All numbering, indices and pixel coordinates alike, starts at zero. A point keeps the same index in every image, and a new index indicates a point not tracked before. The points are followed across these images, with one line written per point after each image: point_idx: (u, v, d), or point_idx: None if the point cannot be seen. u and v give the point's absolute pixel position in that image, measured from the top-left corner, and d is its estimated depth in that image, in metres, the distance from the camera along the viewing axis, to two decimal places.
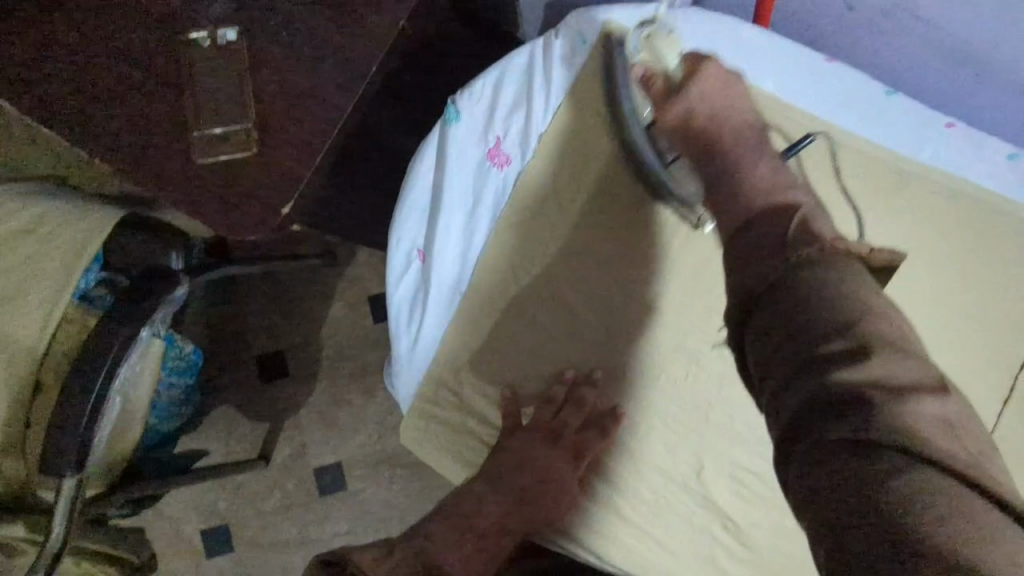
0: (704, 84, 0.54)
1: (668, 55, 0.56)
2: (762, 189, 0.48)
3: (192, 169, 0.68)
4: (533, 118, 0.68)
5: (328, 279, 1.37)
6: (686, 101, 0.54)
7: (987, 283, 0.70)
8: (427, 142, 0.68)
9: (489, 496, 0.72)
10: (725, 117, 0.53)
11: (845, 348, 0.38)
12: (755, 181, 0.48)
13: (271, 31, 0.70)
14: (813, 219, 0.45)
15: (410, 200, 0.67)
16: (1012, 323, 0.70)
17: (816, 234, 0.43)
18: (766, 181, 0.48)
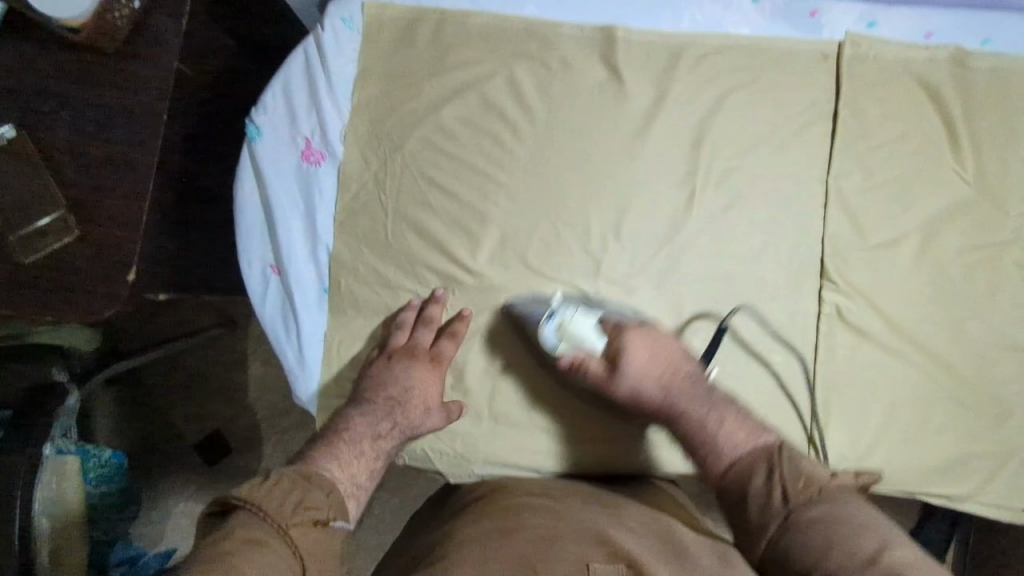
0: (643, 353, 0.66)
1: (591, 336, 0.68)
2: (718, 448, 0.62)
3: (23, 271, 0.69)
4: (332, 109, 0.71)
5: (237, 345, 1.37)
6: (630, 379, 0.66)
7: (785, 112, 0.75)
8: (240, 167, 0.71)
9: (378, 411, 0.67)
10: (685, 400, 0.65)
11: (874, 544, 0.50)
12: (726, 435, 0.62)
13: (50, 117, 0.70)
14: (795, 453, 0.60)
15: (243, 224, 0.70)
16: (821, 139, 0.75)
17: (807, 478, 0.57)
18: (746, 442, 0.62)
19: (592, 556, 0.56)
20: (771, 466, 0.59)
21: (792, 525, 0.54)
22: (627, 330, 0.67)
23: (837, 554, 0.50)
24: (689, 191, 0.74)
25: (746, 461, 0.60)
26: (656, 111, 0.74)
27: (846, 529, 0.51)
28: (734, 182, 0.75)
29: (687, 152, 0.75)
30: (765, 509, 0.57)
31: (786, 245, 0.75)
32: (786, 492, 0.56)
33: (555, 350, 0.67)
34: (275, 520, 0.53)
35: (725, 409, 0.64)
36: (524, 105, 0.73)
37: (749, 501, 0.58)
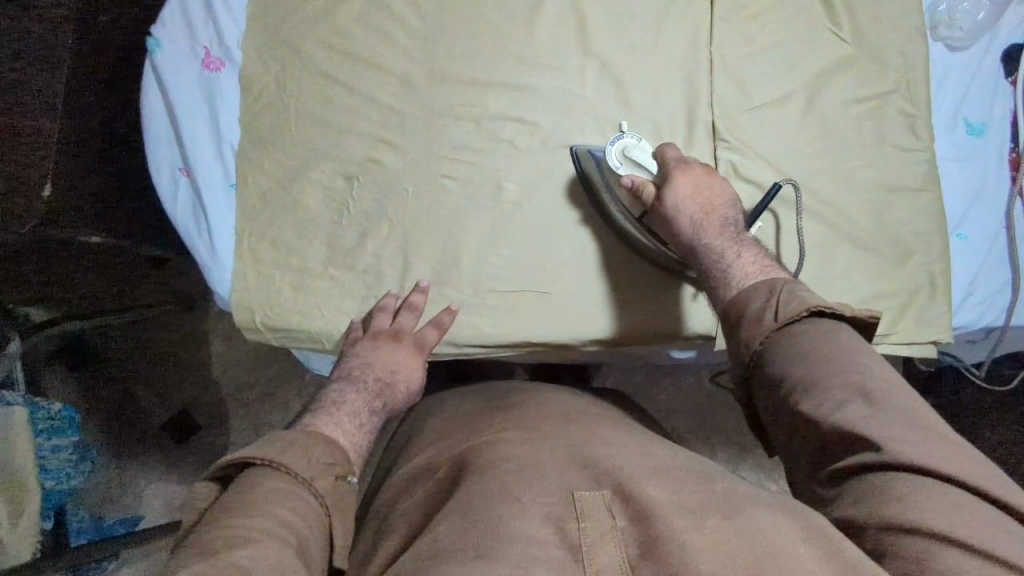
0: (686, 188, 0.71)
1: (650, 166, 0.74)
2: (733, 278, 0.67)
3: None
4: (228, 17, 0.74)
5: (195, 322, 1.39)
6: (673, 207, 0.71)
7: None
8: (145, 80, 0.74)
9: (367, 387, 0.70)
10: (705, 230, 0.70)
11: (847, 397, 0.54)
12: (735, 261, 0.68)
13: None
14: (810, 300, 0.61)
15: (151, 132, 0.74)
16: (700, 14, 0.79)
17: (801, 300, 0.61)
18: (753, 276, 0.67)
19: (577, 485, 0.55)
20: (772, 293, 0.63)
21: (793, 342, 0.59)
22: (682, 164, 0.72)
23: (812, 363, 0.56)
24: (579, 74, 0.78)
25: (750, 288, 0.65)
26: (540, 1, 0.78)
27: (829, 337, 0.58)
28: (620, 59, 0.78)
29: (575, 38, 0.78)
30: (756, 324, 0.62)
31: (676, 115, 0.78)
32: (778, 313, 0.61)
33: (618, 170, 0.74)
34: (301, 475, 0.58)
35: (745, 245, 0.70)
36: (413, 6, 0.77)
37: (745, 319, 0.63)
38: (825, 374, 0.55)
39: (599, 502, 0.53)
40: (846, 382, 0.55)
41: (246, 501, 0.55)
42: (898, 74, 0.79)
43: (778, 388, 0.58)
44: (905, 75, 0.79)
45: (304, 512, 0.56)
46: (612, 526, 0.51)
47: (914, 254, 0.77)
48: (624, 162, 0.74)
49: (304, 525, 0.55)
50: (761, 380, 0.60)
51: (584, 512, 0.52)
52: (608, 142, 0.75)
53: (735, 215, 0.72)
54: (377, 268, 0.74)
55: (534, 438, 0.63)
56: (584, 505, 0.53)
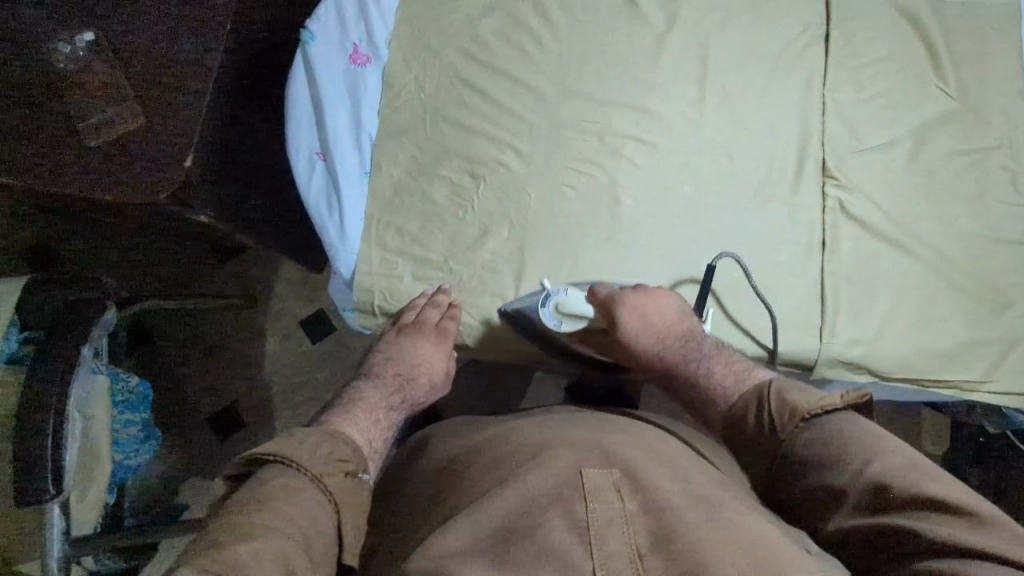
0: (636, 325, 0.72)
1: (584, 307, 0.74)
2: (720, 398, 0.66)
3: (87, 156, 0.75)
4: (379, 18, 0.79)
5: (255, 320, 1.40)
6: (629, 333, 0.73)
7: (783, 34, 0.84)
8: (294, 68, 0.78)
9: (386, 384, 0.73)
10: (668, 348, 0.73)
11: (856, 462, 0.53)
12: (708, 377, 0.69)
13: (129, 23, 0.78)
14: (785, 389, 0.61)
15: (294, 116, 0.77)
16: (817, 58, 0.84)
17: (792, 410, 0.59)
18: (730, 379, 0.67)
19: (583, 466, 0.55)
20: (760, 400, 0.62)
21: (795, 443, 0.57)
22: (615, 301, 0.72)
23: (821, 467, 0.54)
24: (699, 104, 0.82)
25: (739, 403, 0.64)
26: (666, 33, 0.83)
27: (826, 441, 0.55)
28: (738, 93, 0.82)
29: (696, 69, 0.83)
30: (754, 447, 0.61)
31: (788, 149, 0.81)
32: (774, 424, 0.59)
33: (558, 328, 0.73)
34: (307, 468, 0.59)
35: (712, 357, 0.70)
36: (551, 26, 0.82)
37: (743, 429, 0.62)
38: (830, 457, 0.54)
39: (606, 483, 0.53)
40: (868, 483, 0.51)
41: (261, 497, 0.56)
42: (1003, 132, 0.82)
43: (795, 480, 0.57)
44: (1008, 133, 0.83)
45: (317, 510, 0.57)
46: (620, 513, 0.51)
47: (1014, 304, 0.79)
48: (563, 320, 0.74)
49: (314, 521, 0.56)
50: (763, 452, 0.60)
51: (592, 492, 0.52)
52: (540, 300, 0.73)
53: (691, 327, 0.73)
54: (494, 264, 0.76)
55: (546, 428, 0.63)
56: (593, 487, 0.53)
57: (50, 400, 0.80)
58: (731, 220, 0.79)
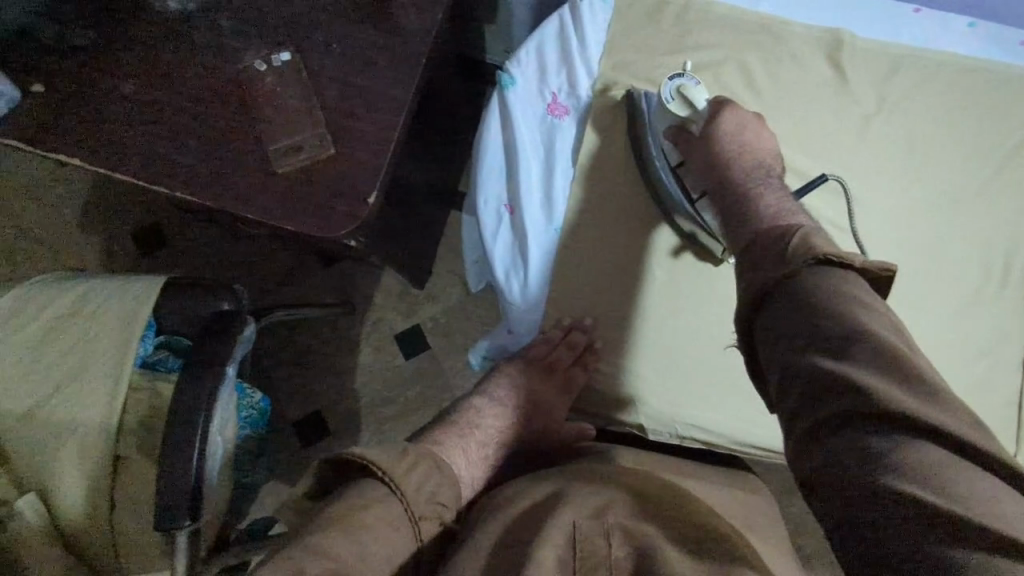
0: (730, 126, 0.64)
1: (700, 103, 0.67)
2: (754, 221, 0.57)
3: (270, 180, 0.73)
4: (582, 68, 0.77)
5: (352, 328, 1.37)
6: (705, 139, 0.65)
7: (998, 129, 0.79)
8: (489, 110, 0.75)
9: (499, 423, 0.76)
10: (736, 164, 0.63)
11: (860, 323, 0.46)
12: (757, 202, 0.59)
13: (326, 50, 0.77)
14: (812, 235, 0.53)
15: (485, 163, 0.75)
16: None
17: (811, 247, 0.51)
18: (768, 215, 0.57)
19: (575, 516, 0.55)
20: (786, 232, 0.54)
21: (798, 279, 0.50)
22: (721, 104, 0.65)
23: (819, 306, 0.47)
24: (903, 192, 0.77)
25: (776, 229, 0.55)
26: (874, 113, 0.78)
27: (835, 290, 0.48)
28: (947, 186, 0.78)
29: (900, 154, 0.78)
30: (768, 258, 0.53)
31: (995, 255, 0.77)
32: (794, 246, 0.52)
33: (670, 108, 0.68)
34: (407, 497, 0.57)
35: (772, 185, 0.61)
36: (753, 92, 0.78)
37: (766, 258, 0.53)
38: (822, 303, 0.48)
39: (597, 528, 0.53)
40: (856, 337, 0.45)
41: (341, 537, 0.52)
42: None
43: (783, 324, 0.49)
44: None
45: (398, 538, 0.54)
46: (608, 560, 0.51)
47: None
48: (676, 104, 0.68)
49: (395, 559, 0.53)
50: (786, 294, 0.50)
51: (583, 541, 0.53)
52: (668, 77, 0.69)
53: (771, 165, 0.64)
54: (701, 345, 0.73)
55: (563, 477, 0.63)
56: (584, 537, 0.53)
57: (193, 425, 0.78)
58: (929, 324, 0.75)
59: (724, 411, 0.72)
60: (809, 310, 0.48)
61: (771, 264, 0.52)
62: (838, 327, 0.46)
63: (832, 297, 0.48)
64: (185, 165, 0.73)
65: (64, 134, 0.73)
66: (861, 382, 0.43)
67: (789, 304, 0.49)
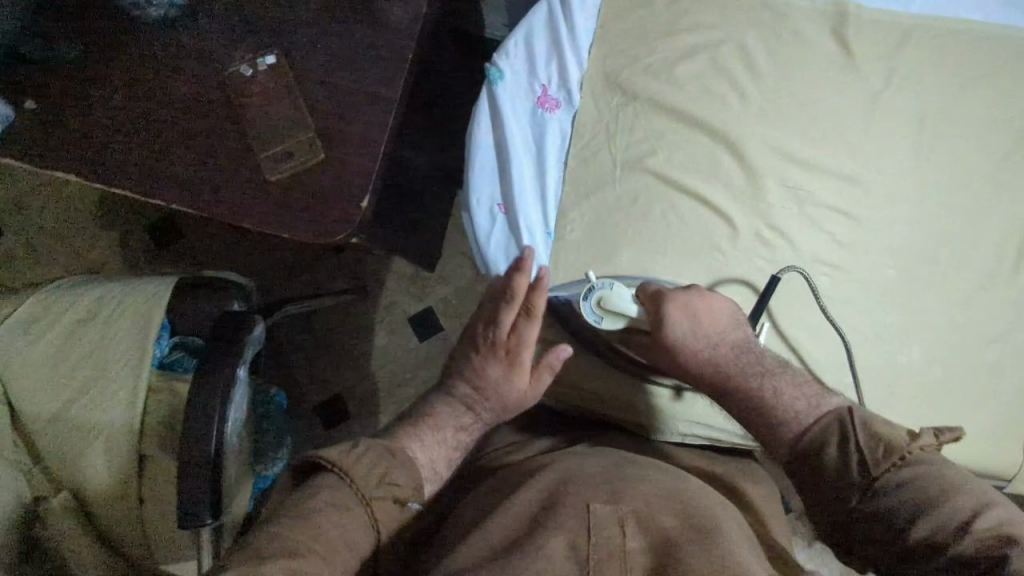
0: (684, 321, 0.65)
1: (628, 304, 0.67)
2: (787, 420, 0.60)
3: (264, 187, 0.73)
4: (571, 59, 0.75)
5: (365, 312, 1.35)
6: (667, 344, 0.66)
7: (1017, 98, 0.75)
8: (478, 107, 0.74)
9: (460, 404, 0.68)
10: (719, 354, 0.66)
11: (889, 457, 0.54)
12: (778, 394, 0.62)
13: (311, 49, 0.76)
14: (864, 416, 0.57)
15: (476, 162, 0.74)
16: None
17: (846, 429, 0.57)
18: (802, 403, 0.61)
19: (590, 499, 0.55)
20: (832, 435, 0.57)
21: (860, 497, 0.54)
22: (658, 295, 0.67)
23: (847, 482, 0.54)
24: (914, 169, 0.74)
25: (813, 429, 0.59)
26: (882, 90, 0.75)
27: (893, 490, 0.52)
28: (960, 164, 0.74)
29: (910, 129, 0.74)
30: (812, 485, 0.57)
31: (1012, 232, 0.74)
32: (835, 449, 0.56)
33: (598, 325, 0.68)
34: (356, 484, 0.55)
35: (781, 375, 0.64)
36: (753, 70, 0.75)
37: (818, 473, 0.57)
38: (854, 465, 0.54)
39: (610, 517, 0.52)
40: (884, 481, 0.53)
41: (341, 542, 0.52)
42: None
43: (825, 464, 0.56)
44: None
45: (349, 528, 0.53)
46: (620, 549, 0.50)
47: None
48: (603, 320, 0.68)
49: (349, 548, 0.52)
50: (820, 462, 0.57)
51: (595, 526, 0.52)
52: (582, 293, 0.68)
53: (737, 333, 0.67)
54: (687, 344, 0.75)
55: (571, 460, 0.63)
56: (598, 523, 0.52)
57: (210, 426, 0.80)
58: (939, 306, 0.73)
59: (724, 405, 0.73)
60: (845, 476, 0.55)
61: (801, 453, 0.58)
62: (857, 470, 0.54)
63: (852, 466, 0.54)
64: (178, 175, 0.73)
65: (53, 148, 0.73)
66: (911, 520, 0.50)
67: (826, 493, 0.56)
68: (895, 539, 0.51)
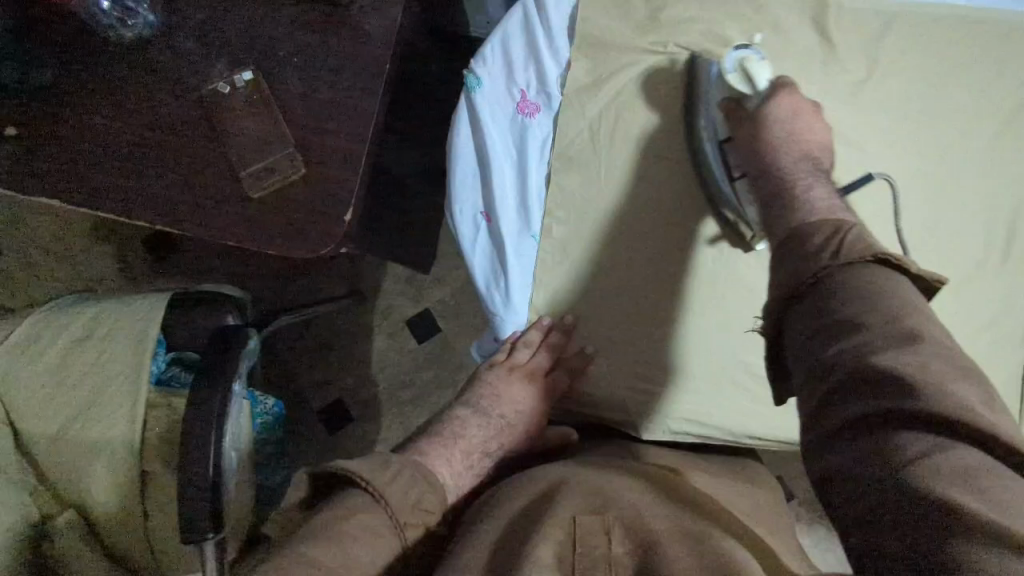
0: (786, 110, 0.61)
1: (762, 85, 0.63)
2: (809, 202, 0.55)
3: (247, 205, 0.73)
4: (550, 61, 0.74)
5: (363, 316, 1.36)
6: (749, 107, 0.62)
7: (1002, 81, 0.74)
8: (457, 116, 0.74)
9: (488, 427, 0.71)
10: (780, 156, 0.60)
11: (893, 322, 0.44)
12: (807, 196, 0.56)
13: (287, 64, 0.76)
14: (851, 231, 0.51)
15: (458, 172, 0.74)
16: None
17: (866, 244, 0.49)
18: (824, 203, 0.55)
19: (578, 511, 0.54)
20: (835, 232, 0.51)
21: (835, 274, 0.48)
22: (783, 87, 0.61)
23: (869, 299, 0.46)
24: (899, 158, 0.73)
25: (817, 222, 0.52)
26: (864, 80, 0.74)
27: (887, 285, 0.47)
28: (947, 152, 0.73)
29: (895, 117, 0.74)
30: (807, 257, 0.50)
31: (1001, 218, 0.73)
32: (840, 246, 0.49)
33: (730, 80, 0.64)
34: (391, 507, 0.55)
35: (819, 181, 0.58)
36: (732, 62, 0.74)
37: (806, 241, 0.51)
38: (864, 298, 0.46)
39: (596, 526, 0.51)
40: (894, 328, 0.44)
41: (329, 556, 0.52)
42: None
43: (813, 317, 0.48)
44: None
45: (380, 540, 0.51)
46: (607, 557, 0.49)
47: None
48: (736, 78, 0.63)
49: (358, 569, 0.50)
50: (815, 293, 0.48)
51: (581, 536, 0.51)
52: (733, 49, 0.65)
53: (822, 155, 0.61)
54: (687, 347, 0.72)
55: (571, 470, 0.62)
56: (582, 530, 0.51)
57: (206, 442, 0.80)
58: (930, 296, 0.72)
59: (720, 408, 0.72)
60: (834, 319, 0.46)
61: (796, 268, 0.50)
62: (862, 318, 0.45)
63: (859, 299, 0.46)
64: (162, 198, 0.74)
65: (36, 176, 0.73)
66: (893, 398, 0.41)
67: (815, 311, 0.47)
68: (860, 407, 0.42)
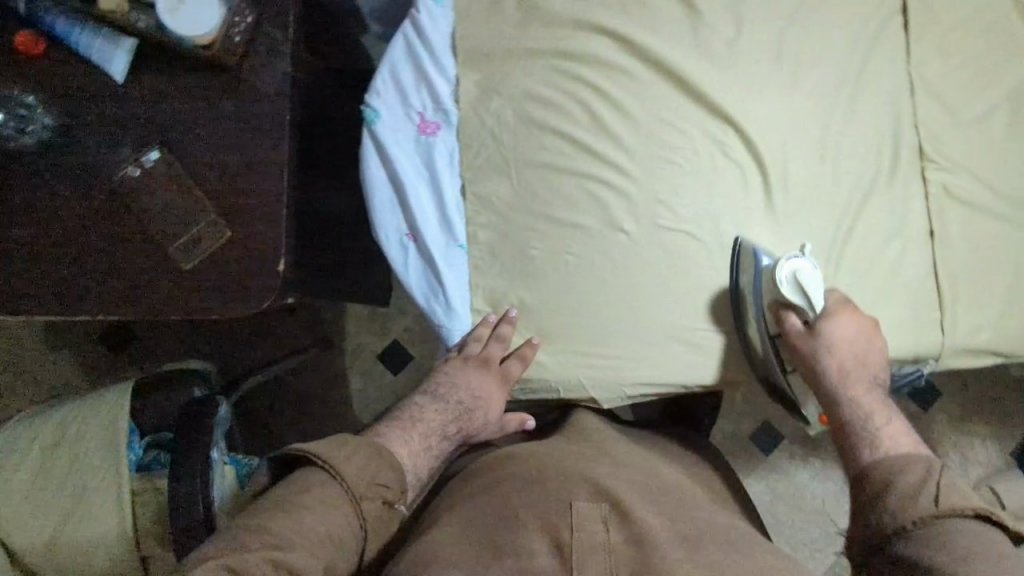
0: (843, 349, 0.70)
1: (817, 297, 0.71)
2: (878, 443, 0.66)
3: (180, 277, 0.76)
4: (440, 80, 0.78)
5: (333, 362, 1.37)
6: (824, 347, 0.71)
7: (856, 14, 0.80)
8: (364, 149, 0.77)
9: (447, 409, 0.75)
10: (860, 397, 0.70)
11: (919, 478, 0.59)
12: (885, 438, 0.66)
13: (191, 133, 0.77)
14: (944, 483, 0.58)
15: (376, 200, 0.77)
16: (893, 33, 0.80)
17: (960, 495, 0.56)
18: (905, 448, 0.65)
19: (576, 498, 0.62)
20: (926, 479, 0.59)
21: (931, 527, 0.55)
22: (845, 304, 0.72)
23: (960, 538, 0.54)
24: (781, 101, 0.78)
25: (902, 459, 0.62)
26: (734, 36, 0.79)
27: (959, 543, 0.54)
28: (822, 87, 0.79)
29: (769, 65, 0.79)
30: (911, 490, 0.58)
31: (882, 137, 0.78)
32: (940, 497, 0.57)
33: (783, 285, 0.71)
34: (349, 483, 0.60)
35: (894, 411, 0.70)
36: (610, 47, 0.78)
37: (899, 485, 0.60)
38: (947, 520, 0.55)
39: (595, 514, 0.60)
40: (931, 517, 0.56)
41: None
42: None
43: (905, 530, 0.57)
44: None
45: (334, 518, 0.57)
46: (605, 540, 0.58)
47: None
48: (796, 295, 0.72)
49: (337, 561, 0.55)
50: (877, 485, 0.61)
51: (581, 523, 0.59)
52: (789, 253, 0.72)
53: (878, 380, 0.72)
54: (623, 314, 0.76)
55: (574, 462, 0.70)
56: (582, 516, 0.60)
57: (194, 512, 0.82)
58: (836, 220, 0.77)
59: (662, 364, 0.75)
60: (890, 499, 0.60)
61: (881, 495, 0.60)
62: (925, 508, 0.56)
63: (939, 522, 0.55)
64: (96, 288, 0.75)
65: None
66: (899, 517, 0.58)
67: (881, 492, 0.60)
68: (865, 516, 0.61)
